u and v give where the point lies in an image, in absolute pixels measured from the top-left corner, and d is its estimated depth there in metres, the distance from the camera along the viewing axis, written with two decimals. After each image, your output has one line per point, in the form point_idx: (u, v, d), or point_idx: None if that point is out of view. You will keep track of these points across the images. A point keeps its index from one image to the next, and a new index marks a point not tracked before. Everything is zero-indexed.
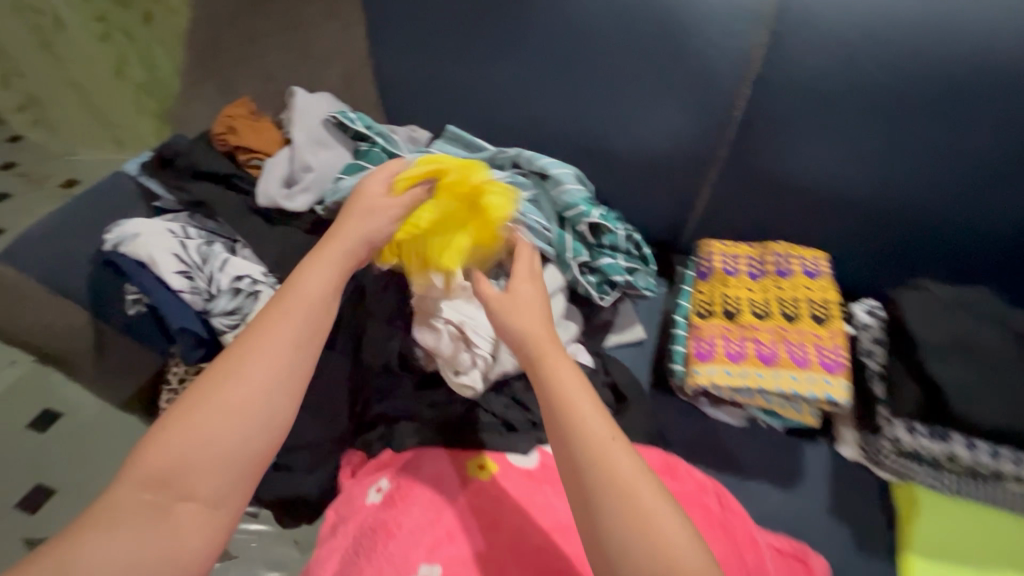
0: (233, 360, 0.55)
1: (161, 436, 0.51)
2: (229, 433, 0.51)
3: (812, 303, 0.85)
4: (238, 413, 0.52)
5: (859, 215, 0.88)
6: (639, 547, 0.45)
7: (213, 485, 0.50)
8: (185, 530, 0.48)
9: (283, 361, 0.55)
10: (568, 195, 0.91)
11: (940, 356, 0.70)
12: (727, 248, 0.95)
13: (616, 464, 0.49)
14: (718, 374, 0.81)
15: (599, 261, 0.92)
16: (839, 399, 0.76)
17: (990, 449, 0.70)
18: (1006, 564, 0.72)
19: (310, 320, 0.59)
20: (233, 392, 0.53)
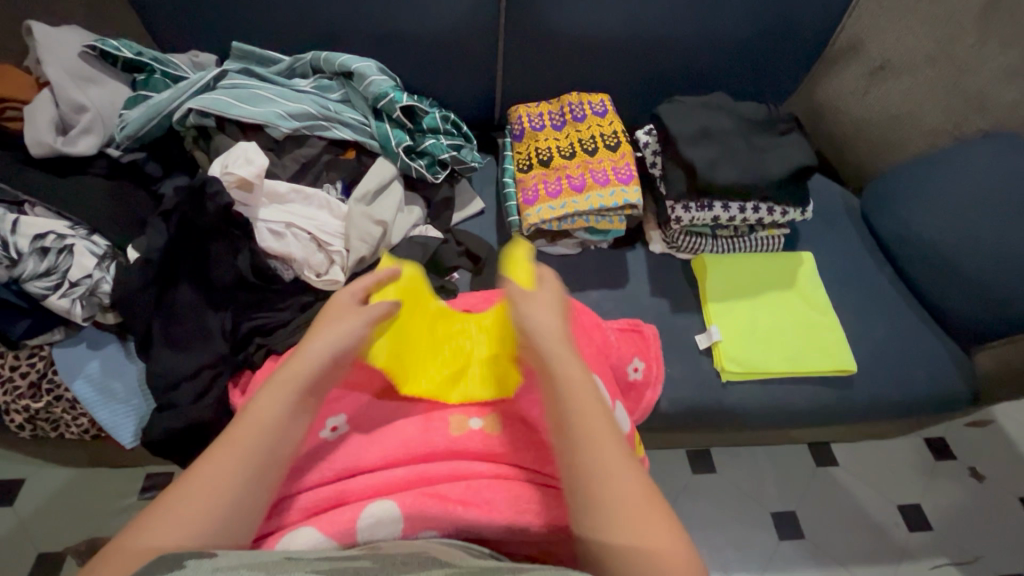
0: (246, 438, 0.49)
1: (164, 508, 0.46)
2: (234, 517, 0.47)
3: (604, 135, 1.02)
4: (240, 494, 0.47)
5: (625, 55, 1.04)
6: (631, 528, 0.47)
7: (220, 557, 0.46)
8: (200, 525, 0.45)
9: (277, 443, 0.50)
10: (376, 86, 0.93)
11: (692, 143, 0.91)
12: (531, 109, 1.07)
13: (614, 450, 0.51)
14: (545, 211, 0.96)
15: (423, 143, 0.99)
16: (634, 201, 0.95)
17: (739, 205, 0.93)
18: (761, 291, 0.99)
19: (306, 394, 0.53)
20: (232, 471, 0.48)
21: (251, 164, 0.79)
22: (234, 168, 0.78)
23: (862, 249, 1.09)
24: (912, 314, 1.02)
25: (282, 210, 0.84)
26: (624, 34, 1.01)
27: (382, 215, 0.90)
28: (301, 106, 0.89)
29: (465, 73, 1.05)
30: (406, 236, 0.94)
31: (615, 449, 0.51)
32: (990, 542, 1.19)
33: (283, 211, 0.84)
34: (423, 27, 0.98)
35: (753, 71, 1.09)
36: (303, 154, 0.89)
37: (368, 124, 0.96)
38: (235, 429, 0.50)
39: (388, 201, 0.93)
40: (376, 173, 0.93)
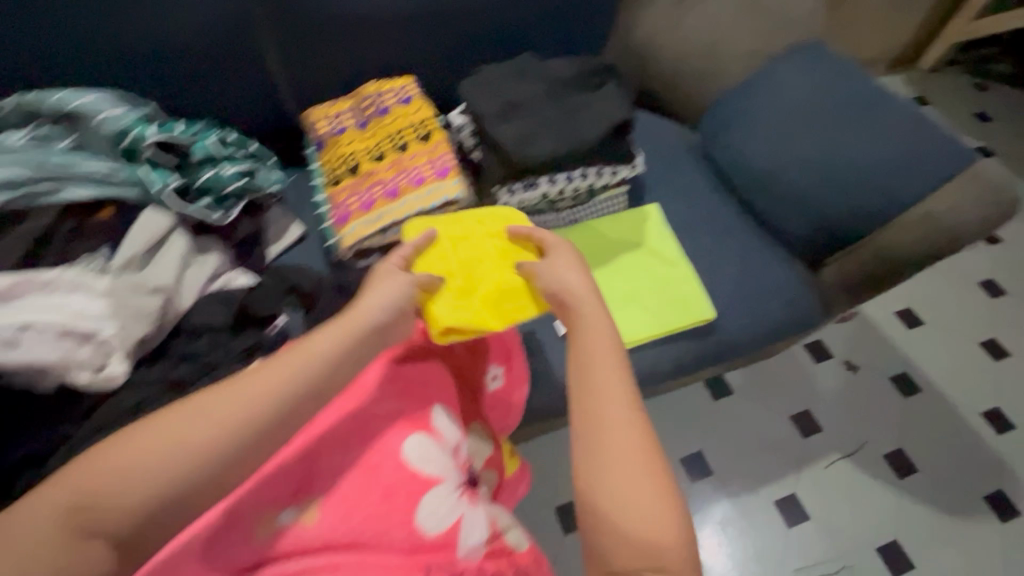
0: (236, 399, 0.50)
1: (107, 447, 0.47)
2: (181, 471, 0.46)
3: (413, 126, 0.90)
4: (176, 467, 0.46)
5: (416, 30, 0.92)
6: (617, 478, 0.51)
7: (131, 521, 0.45)
8: (153, 466, 0.46)
9: (227, 448, 0.48)
10: (110, 124, 0.77)
11: (501, 118, 0.82)
12: (327, 110, 0.94)
13: (614, 413, 0.55)
14: (360, 228, 0.84)
15: (199, 178, 0.83)
16: (455, 196, 0.84)
17: (566, 175, 0.86)
18: (612, 256, 0.95)
19: (304, 376, 0.53)
20: (162, 458, 0.46)
21: None
22: None
23: (705, 186, 1.07)
24: (758, 242, 1.02)
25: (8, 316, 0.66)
26: (404, 7, 0.89)
27: (158, 280, 0.75)
28: (8, 171, 0.72)
29: (232, 81, 0.89)
30: (201, 293, 0.81)
31: (626, 417, 0.55)
32: (870, 426, 1.29)
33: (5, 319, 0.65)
34: (156, 38, 0.80)
35: (559, 21, 1.00)
36: (31, 228, 0.72)
37: (116, 170, 0.78)
38: (246, 381, 0.52)
39: (168, 257, 0.78)
40: (140, 231, 0.77)
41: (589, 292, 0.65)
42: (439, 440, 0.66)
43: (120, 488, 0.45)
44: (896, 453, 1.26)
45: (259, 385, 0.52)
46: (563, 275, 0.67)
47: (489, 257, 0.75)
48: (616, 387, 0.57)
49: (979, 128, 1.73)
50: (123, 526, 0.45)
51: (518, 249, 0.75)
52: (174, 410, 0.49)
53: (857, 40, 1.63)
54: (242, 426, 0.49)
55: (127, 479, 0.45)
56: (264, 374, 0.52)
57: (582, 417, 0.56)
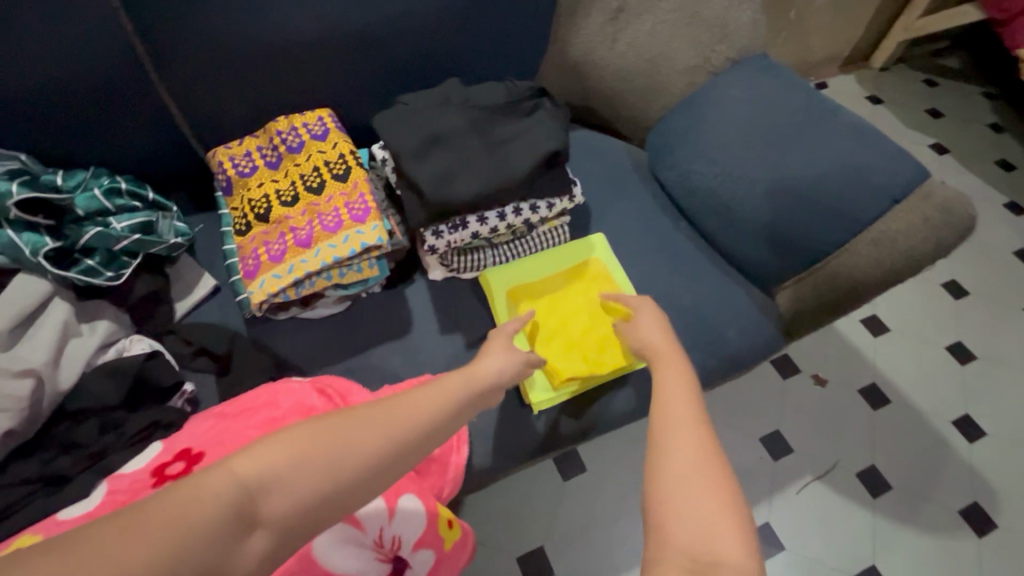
0: (395, 413, 0.48)
1: (267, 438, 0.43)
2: (295, 502, 0.40)
3: (329, 164, 0.82)
4: (349, 471, 0.43)
5: (327, 60, 0.84)
6: (688, 469, 0.45)
7: (293, 522, 0.40)
8: (270, 498, 0.39)
9: (346, 481, 0.43)
10: None
11: (419, 155, 0.75)
12: (234, 150, 0.85)
13: (687, 415, 0.52)
14: (269, 283, 0.75)
15: (81, 237, 0.73)
16: (375, 241, 0.76)
17: (497, 212, 0.79)
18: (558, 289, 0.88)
19: (453, 415, 0.53)
20: (286, 477, 0.41)
21: None
22: None
23: (655, 209, 1.01)
24: (712, 267, 0.97)
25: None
26: (308, 34, 0.80)
27: (30, 360, 0.66)
28: None
29: (119, 126, 0.80)
30: (86, 368, 0.70)
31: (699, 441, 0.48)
32: (842, 442, 1.24)
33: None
34: (8, 84, 0.69)
35: (486, 41, 0.93)
36: None
37: None
38: (382, 407, 0.49)
39: (45, 331, 0.68)
40: (5, 304, 0.67)
41: (663, 337, 0.66)
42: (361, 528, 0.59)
43: (286, 477, 0.41)
44: (870, 470, 1.22)
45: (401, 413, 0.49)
46: (644, 333, 0.67)
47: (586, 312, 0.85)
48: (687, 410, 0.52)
49: (934, 126, 1.72)
50: (283, 522, 0.39)
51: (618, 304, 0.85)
52: (320, 420, 0.45)
53: (806, 45, 1.60)
54: (406, 446, 0.47)
55: (290, 471, 0.41)
56: (407, 406, 0.50)
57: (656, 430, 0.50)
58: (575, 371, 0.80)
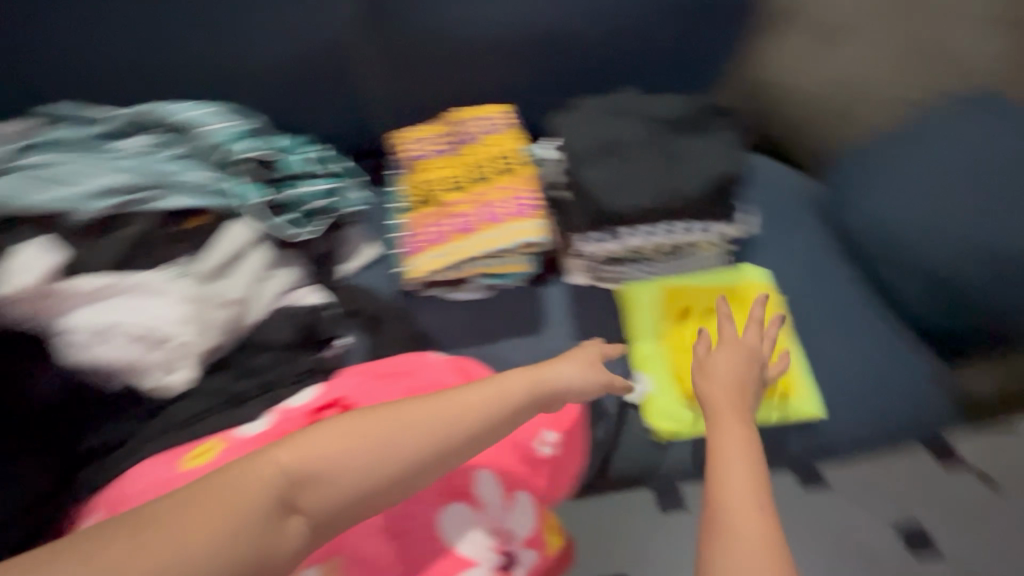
0: (437, 413, 0.52)
1: (312, 430, 0.48)
2: (333, 494, 0.45)
3: (500, 158, 0.86)
4: (380, 468, 0.47)
5: (515, 59, 0.89)
6: (738, 555, 0.46)
7: (328, 510, 0.45)
8: (309, 491, 0.45)
9: (380, 478, 0.47)
10: (218, 134, 0.83)
11: (589, 161, 0.75)
12: (414, 133, 0.90)
13: (742, 493, 0.51)
14: (431, 262, 0.81)
15: (284, 194, 0.85)
16: (533, 238, 0.80)
17: (659, 229, 0.76)
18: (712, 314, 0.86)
19: (495, 416, 0.54)
20: (330, 472, 0.46)
21: (29, 268, 0.66)
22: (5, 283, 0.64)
23: (823, 250, 0.93)
24: (880, 325, 0.87)
25: (45, 261, 0.67)
26: (505, 36, 0.86)
27: (238, 291, 0.77)
28: (121, 178, 0.76)
29: (329, 105, 0.91)
30: (273, 306, 0.81)
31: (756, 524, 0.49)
32: None
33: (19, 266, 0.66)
34: (266, 58, 0.84)
35: (668, 56, 0.92)
36: (128, 234, 0.74)
37: (215, 181, 0.82)
38: (425, 405, 0.52)
39: (244, 271, 0.79)
40: (225, 241, 0.79)
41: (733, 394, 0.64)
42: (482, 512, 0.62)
43: (325, 474, 0.46)
44: None
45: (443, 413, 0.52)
46: (703, 384, 0.66)
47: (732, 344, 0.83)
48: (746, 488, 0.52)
49: None
50: (319, 513, 0.45)
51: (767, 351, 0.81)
52: (361, 417, 0.50)
53: None
54: (445, 448, 0.50)
55: (328, 467, 0.46)
56: (449, 405, 0.52)
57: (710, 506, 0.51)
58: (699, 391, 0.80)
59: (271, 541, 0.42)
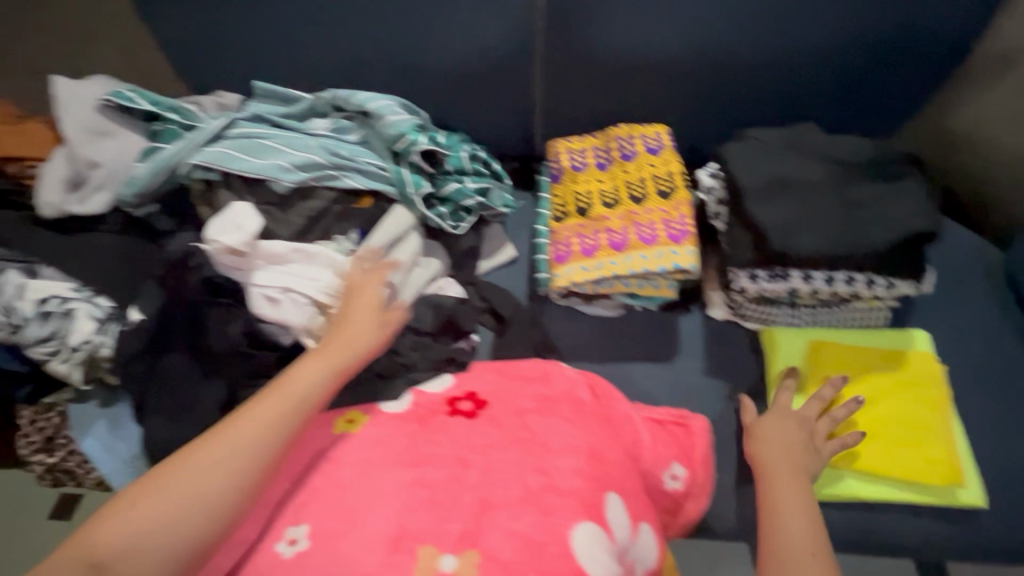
0: (218, 447, 0.54)
1: (119, 496, 0.51)
2: (178, 539, 0.49)
3: (657, 179, 0.85)
4: (203, 515, 0.51)
5: (685, 82, 0.89)
6: None
7: (157, 574, 0.48)
8: (157, 544, 0.49)
9: (203, 516, 0.51)
10: (393, 126, 0.84)
11: (766, 194, 0.73)
12: (572, 145, 0.93)
13: (801, 550, 0.56)
14: (576, 273, 0.81)
15: (445, 188, 0.88)
16: (687, 266, 0.78)
17: (825, 276, 0.72)
18: (876, 378, 0.77)
19: (281, 436, 0.57)
20: (164, 524, 0.49)
21: (237, 223, 0.75)
22: (218, 234, 0.75)
23: (1004, 323, 0.83)
24: None
25: (251, 212, 0.77)
26: (685, 55, 0.86)
27: (393, 274, 0.81)
28: (311, 156, 0.82)
29: (494, 106, 0.95)
30: (419, 293, 0.84)
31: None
32: None
33: (233, 215, 0.76)
34: (448, 58, 0.89)
35: (853, 89, 0.87)
36: (311, 207, 0.82)
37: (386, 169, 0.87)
38: (212, 439, 0.55)
39: (401, 254, 0.83)
40: (388, 227, 0.83)
41: (789, 443, 0.68)
42: (612, 537, 0.60)
43: (150, 532, 0.49)
44: None
45: (224, 441, 0.54)
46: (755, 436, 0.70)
47: (889, 419, 0.74)
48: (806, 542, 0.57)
49: None
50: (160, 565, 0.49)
51: (926, 445, 0.72)
52: (166, 462, 0.53)
53: None
54: (242, 472, 0.53)
55: (151, 527, 0.49)
56: (230, 437, 0.55)
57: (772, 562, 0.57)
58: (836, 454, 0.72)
59: None
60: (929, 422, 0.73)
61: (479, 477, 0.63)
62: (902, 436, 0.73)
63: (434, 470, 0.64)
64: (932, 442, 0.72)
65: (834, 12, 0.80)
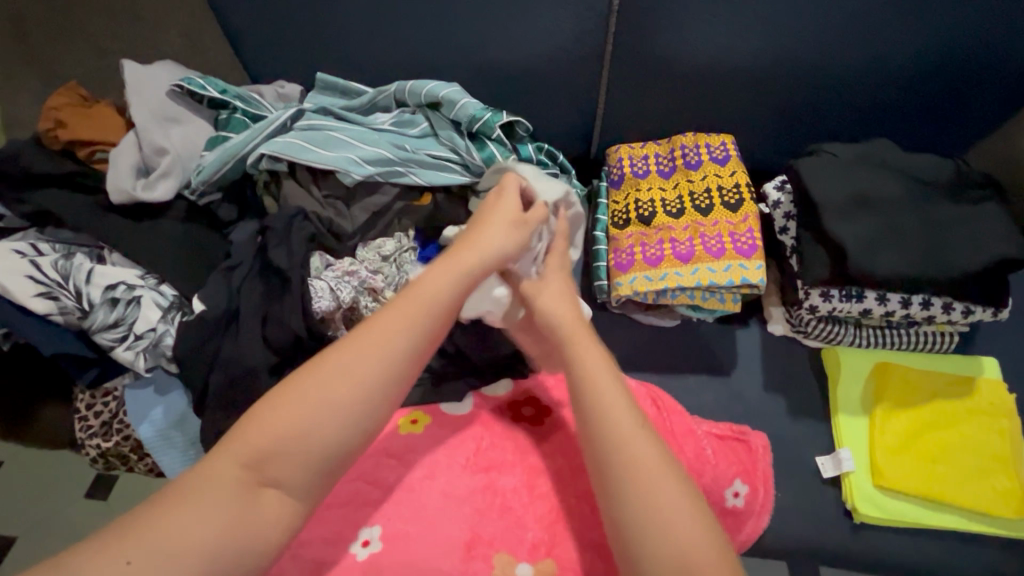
0: (350, 368, 0.51)
1: (255, 415, 0.50)
2: (320, 452, 0.50)
3: (722, 189, 0.84)
4: (336, 426, 0.50)
5: (755, 93, 0.87)
6: (634, 494, 0.51)
7: (297, 478, 0.49)
8: (286, 464, 0.49)
9: (349, 430, 0.50)
10: (468, 107, 0.82)
11: (843, 215, 0.71)
12: (633, 150, 0.92)
13: (628, 429, 0.54)
14: (639, 282, 0.80)
15: None
16: (755, 280, 0.76)
17: (900, 298, 0.73)
18: (945, 405, 0.75)
19: (413, 352, 0.54)
20: (294, 439, 0.49)
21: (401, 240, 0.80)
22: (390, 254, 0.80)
23: None
24: None
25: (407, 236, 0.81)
26: (763, 63, 0.83)
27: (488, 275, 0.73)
28: (377, 151, 0.81)
29: (556, 109, 0.94)
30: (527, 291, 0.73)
31: (665, 467, 0.52)
32: None
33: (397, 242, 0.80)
34: (515, 60, 0.87)
35: (931, 104, 0.85)
36: (375, 202, 0.81)
37: (459, 150, 0.85)
38: (335, 352, 0.53)
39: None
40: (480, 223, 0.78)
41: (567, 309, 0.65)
42: None
43: (282, 452, 0.49)
44: None
45: (363, 354, 0.52)
46: (535, 295, 0.66)
47: (960, 448, 0.72)
48: (630, 423, 0.55)
49: None
50: (292, 482, 0.50)
51: (997, 477, 0.71)
52: (300, 375, 0.52)
53: None
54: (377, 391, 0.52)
55: (282, 447, 0.49)
56: (353, 359, 0.52)
57: (601, 449, 0.54)
58: (902, 479, 0.71)
59: (259, 514, 0.48)
60: (1000, 455, 0.72)
61: (550, 485, 0.64)
62: (972, 466, 0.71)
63: (503, 476, 0.65)
64: (1002, 474, 0.71)
65: (921, 27, 0.77)
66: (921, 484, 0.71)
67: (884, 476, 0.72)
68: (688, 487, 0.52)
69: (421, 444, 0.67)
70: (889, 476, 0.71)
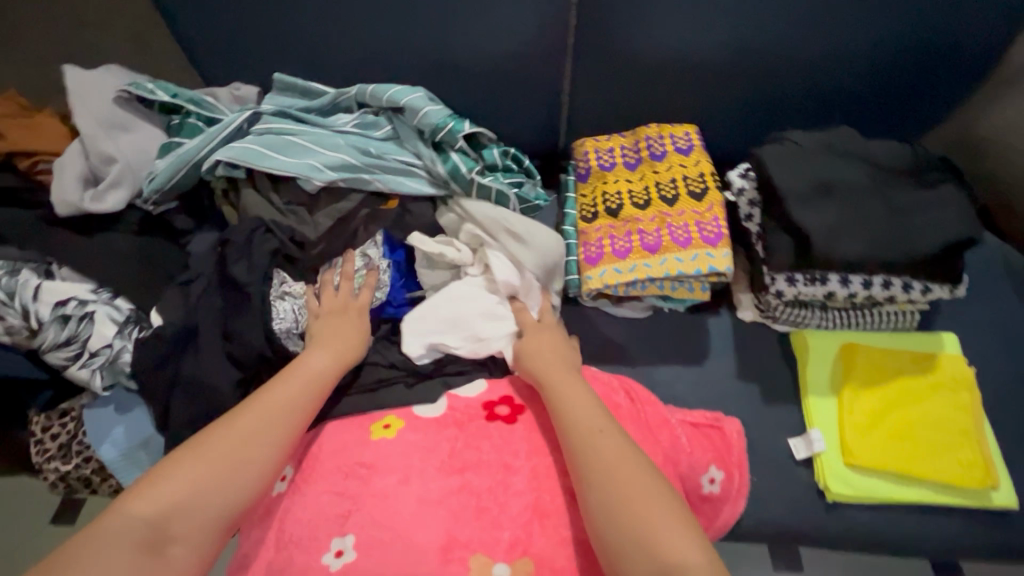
0: (245, 429, 0.58)
1: (151, 480, 0.54)
2: (213, 511, 0.54)
3: (688, 179, 0.84)
4: (233, 483, 0.55)
5: (718, 82, 0.88)
6: (615, 502, 0.53)
7: (197, 535, 0.53)
8: (182, 524, 0.52)
9: (237, 489, 0.56)
10: (431, 117, 0.80)
11: (804, 202, 0.72)
12: (600, 144, 0.92)
13: (610, 449, 0.57)
14: (609, 275, 0.80)
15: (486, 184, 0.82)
16: (722, 269, 0.77)
17: (862, 279, 0.74)
18: (910, 384, 0.77)
19: (301, 415, 0.62)
20: (191, 498, 0.53)
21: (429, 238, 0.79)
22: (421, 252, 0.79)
23: None
24: None
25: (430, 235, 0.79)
26: (725, 53, 0.84)
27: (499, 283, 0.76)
28: (338, 153, 0.79)
29: (522, 104, 0.93)
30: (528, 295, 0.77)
31: (647, 479, 0.55)
32: None
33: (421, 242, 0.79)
34: (477, 56, 0.86)
35: (888, 88, 0.87)
36: (340, 208, 0.79)
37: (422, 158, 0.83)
38: (235, 417, 0.59)
39: (501, 273, 0.75)
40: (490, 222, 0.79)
41: (550, 356, 0.70)
42: None
43: (182, 509, 0.53)
44: None
45: (260, 414, 0.60)
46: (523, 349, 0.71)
47: (926, 424, 0.74)
48: (612, 442, 0.58)
49: None
50: (189, 539, 0.52)
51: (961, 451, 0.72)
52: (208, 437, 0.58)
53: None
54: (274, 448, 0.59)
55: (185, 503, 0.53)
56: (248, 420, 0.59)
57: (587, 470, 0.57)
58: (871, 457, 0.73)
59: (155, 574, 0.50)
60: (965, 429, 0.74)
61: (526, 482, 0.64)
62: (938, 442, 0.73)
63: (478, 476, 0.64)
64: (968, 448, 0.73)
65: (874, 13, 0.78)
66: (889, 462, 0.72)
67: (852, 455, 0.73)
68: (669, 497, 0.54)
69: (393, 448, 0.66)
70: (859, 456, 0.73)
